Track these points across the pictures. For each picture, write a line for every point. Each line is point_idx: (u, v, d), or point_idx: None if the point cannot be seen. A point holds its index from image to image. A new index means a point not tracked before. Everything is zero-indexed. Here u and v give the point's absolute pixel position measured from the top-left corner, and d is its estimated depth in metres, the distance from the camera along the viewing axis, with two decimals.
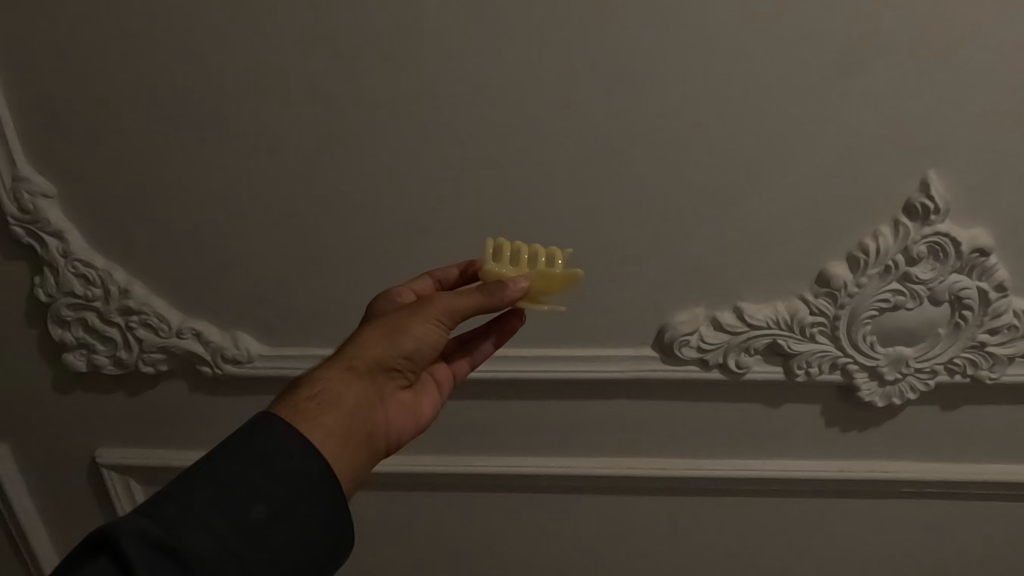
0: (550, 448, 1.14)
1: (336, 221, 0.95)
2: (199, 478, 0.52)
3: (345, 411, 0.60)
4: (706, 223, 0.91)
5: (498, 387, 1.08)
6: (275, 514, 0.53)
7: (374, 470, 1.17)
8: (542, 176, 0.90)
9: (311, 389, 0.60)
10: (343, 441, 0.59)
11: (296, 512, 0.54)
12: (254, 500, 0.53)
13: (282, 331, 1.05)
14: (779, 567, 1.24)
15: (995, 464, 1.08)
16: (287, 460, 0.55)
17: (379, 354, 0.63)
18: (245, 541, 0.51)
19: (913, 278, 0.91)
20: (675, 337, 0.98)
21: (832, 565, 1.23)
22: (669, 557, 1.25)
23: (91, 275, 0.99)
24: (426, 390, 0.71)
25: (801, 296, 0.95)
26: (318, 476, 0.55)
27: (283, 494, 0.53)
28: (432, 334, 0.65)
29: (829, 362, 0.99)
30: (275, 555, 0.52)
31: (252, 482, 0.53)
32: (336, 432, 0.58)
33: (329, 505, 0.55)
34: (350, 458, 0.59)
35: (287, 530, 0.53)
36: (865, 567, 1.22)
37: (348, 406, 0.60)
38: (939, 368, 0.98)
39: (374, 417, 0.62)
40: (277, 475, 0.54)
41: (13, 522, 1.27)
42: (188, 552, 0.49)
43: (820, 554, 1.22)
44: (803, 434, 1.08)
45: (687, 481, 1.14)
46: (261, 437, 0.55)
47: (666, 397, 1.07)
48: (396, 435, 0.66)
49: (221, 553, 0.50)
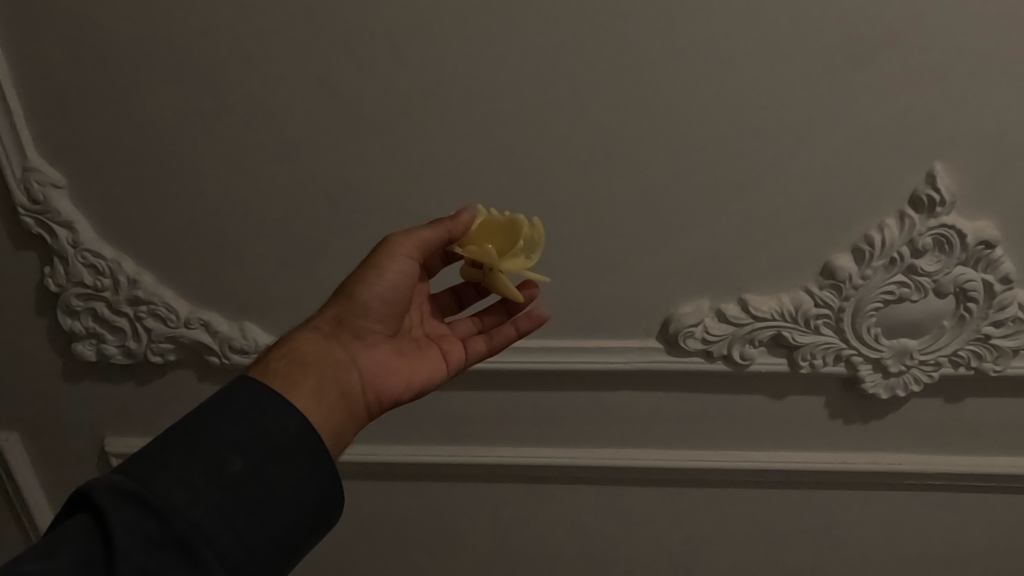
0: (555, 439, 1.14)
1: (344, 213, 0.95)
2: (176, 435, 0.52)
3: (314, 364, 0.63)
4: (712, 215, 0.92)
5: (504, 378, 1.09)
6: (256, 469, 0.52)
7: (380, 460, 1.18)
8: (549, 167, 0.90)
9: (282, 350, 0.64)
10: (314, 393, 0.60)
11: (278, 467, 0.52)
12: (232, 453, 0.51)
13: (289, 322, 1.05)
14: (783, 559, 1.25)
15: (998, 457, 1.09)
16: (267, 417, 0.54)
17: (340, 311, 0.68)
18: (225, 495, 0.50)
19: (918, 269, 0.91)
20: (680, 329, 0.98)
21: (836, 559, 1.24)
22: (673, 550, 1.25)
23: (100, 265, 1.00)
24: (413, 356, 0.73)
25: (806, 287, 0.96)
26: (297, 432, 0.54)
27: (262, 447, 0.53)
28: (393, 280, 0.68)
29: (833, 354, 0.99)
30: (258, 510, 0.51)
31: (231, 437, 0.52)
32: (306, 385, 0.60)
33: (311, 458, 0.54)
34: (323, 410, 0.60)
35: (268, 482, 0.52)
36: (869, 560, 1.23)
37: (315, 361, 0.63)
38: (943, 360, 0.99)
39: (346, 374, 0.65)
40: (257, 431, 0.53)
41: (23, 509, 1.29)
42: (164, 504, 0.47)
43: (824, 546, 1.23)
44: (807, 426, 1.09)
45: (690, 473, 1.14)
46: (241, 395, 0.55)
47: (671, 390, 1.07)
48: (376, 395, 0.68)
49: (199, 505, 0.48)
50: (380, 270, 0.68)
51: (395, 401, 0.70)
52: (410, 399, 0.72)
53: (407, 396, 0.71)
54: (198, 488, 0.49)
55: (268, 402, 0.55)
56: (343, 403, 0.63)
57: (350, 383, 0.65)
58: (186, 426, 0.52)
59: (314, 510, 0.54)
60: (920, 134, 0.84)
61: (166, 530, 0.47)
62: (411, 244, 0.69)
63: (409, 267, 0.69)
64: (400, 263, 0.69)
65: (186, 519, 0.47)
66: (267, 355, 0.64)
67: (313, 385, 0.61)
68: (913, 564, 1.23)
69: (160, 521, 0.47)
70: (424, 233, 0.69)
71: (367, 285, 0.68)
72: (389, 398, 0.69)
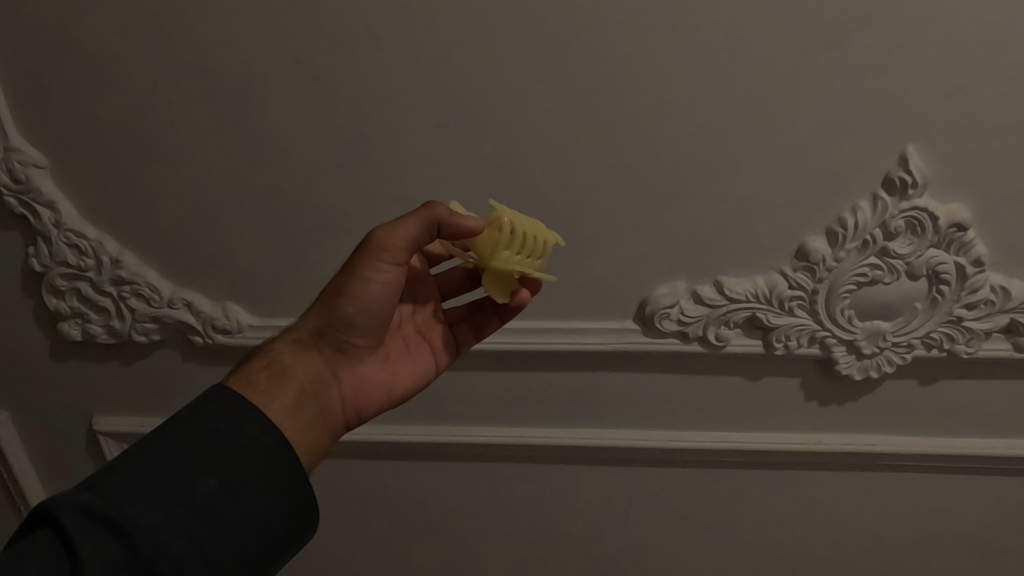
0: (535, 418, 1.16)
1: (322, 194, 0.96)
2: (145, 453, 0.52)
3: (295, 380, 0.65)
4: (687, 197, 0.93)
5: (484, 359, 1.10)
6: (228, 492, 0.53)
7: (364, 439, 1.20)
8: (524, 148, 0.91)
9: (265, 360, 0.67)
10: (292, 413, 0.62)
11: (251, 489, 0.54)
12: (204, 473, 0.52)
13: (271, 302, 1.07)
14: (760, 539, 1.27)
15: (971, 438, 1.10)
16: (240, 434, 0.55)
17: (323, 325, 0.69)
18: (194, 518, 0.50)
19: (890, 252, 0.92)
20: (655, 310, 0.99)
21: (814, 538, 1.26)
22: (654, 530, 1.27)
23: (83, 246, 1.01)
24: (400, 364, 0.76)
25: (780, 269, 0.97)
26: (274, 451, 0.56)
27: (235, 467, 0.54)
28: (372, 288, 0.68)
29: (807, 336, 1.00)
30: (227, 533, 0.52)
31: (203, 456, 0.53)
32: (284, 404, 0.62)
33: (286, 479, 0.56)
34: (301, 429, 0.63)
35: (238, 503, 0.53)
36: (846, 539, 1.25)
37: (296, 376, 0.66)
38: (916, 342, 1.00)
39: (326, 389, 0.68)
40: (229, 451, 0.54)
41: (14, 486, 1.31)
42: (130, 526, 0.48)
43: (801, 526, 1.25)
44: (783, 407, 1.10)
45: (668, 452, 1.16)
46: (214, 412, 0.56)
47: (649, 371, 1.09)
48: (356, 407, 0.71)
49: (168, 527, 0.49)
50: (361, 281, 0.67)
51: (375, 410, 0.73)
52: (391, 406, 0.75)
53: (387, 405, 0.74)
54: (167, 510, 0.50)
55: (241, 419, 0.56)
56: (323, 419, 0.66)
57: (329, 397, 0.68)
58: (159, 442, 0.53)
59: (284, 531, 0.55)
60: (892, 116, 0.85)
61: (133, 554, 0.47)
62: (392, 246, 0.66)
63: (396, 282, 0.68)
64: (388, 276, 0.67)
65: (153, 542, 0.48)
66: (249, 362, 0.67)
67: (294, 404, 0.63)
68: (889, 544, 1.25)
69: (126, 544, 0.47)
70: (406, 234, 0.66)
71: (350, 298, 0.68)
72: (368, 408, 0.72)
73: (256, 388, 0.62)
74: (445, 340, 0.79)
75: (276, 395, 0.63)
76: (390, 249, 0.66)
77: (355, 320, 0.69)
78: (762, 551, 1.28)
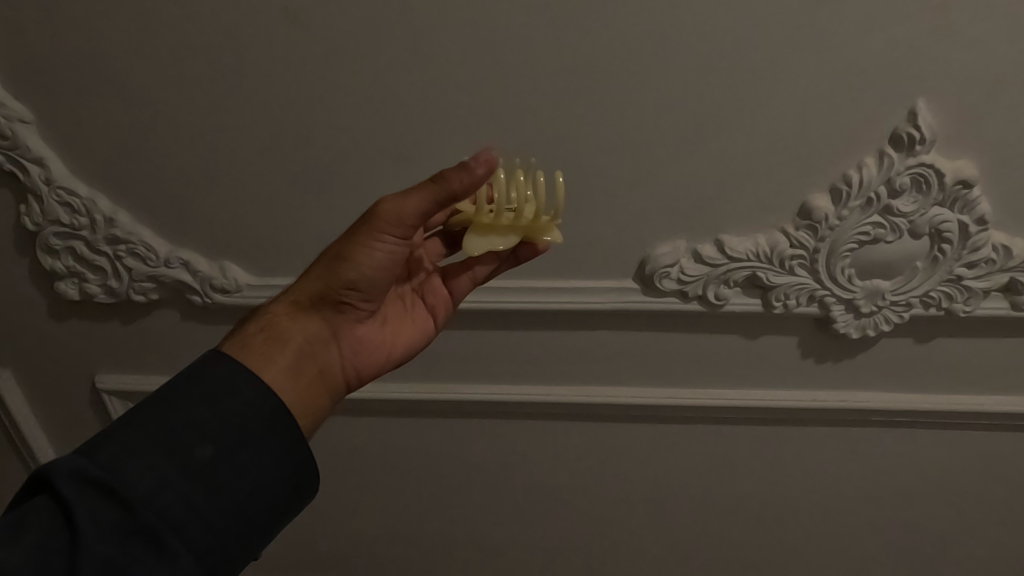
0: (535, 376, 1.17)
1: (318, 151, 0.94)
2: (141, 417, 0.52)
3: (295, 346, 0.65)
4: (691, 152, 0.91)
5: (485, 318, 1.10)
6: (225, 457, 0.53)
7: (366, 396, 1.22)
8: (526, 102, 0.88)
9: (261, 324, 0.66)
10: (290, 379, 0.62)
11: (249, 456, 0.54)
12: (201, 439, 0.53)
13: (269, 261, 1.06)
14: (753, 492, 1.30)
15: (964, 395, 1.12)
16: (235, 398, 0.56)
17: (322, 289, 0.68)
18: (192, 483, 0.51)
19: (894, 210, 0.91)
20: (656, 269, 0.99)
21: (805, 491, 1.29)
22: (652, 484, 1.30)
23: (75, 204, 1.00)
24: (398, 325, 0.77)
25: (782, 228, 0.96)
26: (269, 415, 0.56)
27: (231, 433, 0.54)
28: (375, 255, 0.67)
29: (806, 295, 1.00)
30: (225, 498, 0.52)
31: (199, 422, 0.53)
32: (283, 369, 0.62)
33: (282, 443, 0.56)
34: (302, 393, 0.63)
35: (234, 468, 0.53)
36: (841, 491, 1.28)
37: (295, 340, 0.65)
38: (914, 301, 1.00)
39: (326, 351, 0.68)
40: (225, 416, 0.54)
41: (22, 442, 1.34)
42: (128, 493, 0.48)
43: (793, 480, 1.28)
44: (780, 365, 1.11)
45: (665, 409, 1.18)
46: (210, 378, 0.56)
47: (649, 329, 1.09)
48: (358, 369, 0.72)
49: (165, 491, 0.49)
50: (364, 249, 0.66)
51: (375, 371, 0.73)
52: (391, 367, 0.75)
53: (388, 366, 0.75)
54: (164, 478, 0.50)
55: (232, 387, 0.56)
56: (323, 382, 0.66)
57: (328, 362, 0.68)
58: (155, 407, 0.53)
59: (284, 494, 0.56)
60: (905, 69, 0.82)
61: (133, 520, 0.48)
62: (398, 217, 0.65)
63: (396, 245, 0.67)
64: (392, 245, 0.67)
65: (151, 507, 0.49)
66: (247, 325, 0.66)
67: (293, 369, 0.63)
68: (878, 497, 1.28)
69: (125, 509, 0.48)
70: (416, 209, 0.64)
71: (353, 264, 0.67)
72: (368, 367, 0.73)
73: (253, 354, 0.62)
74: (439, 297, 0.80)
75: (271, 358, 0.62)
76: (397, 220, 0.65)
77: (356, 284, 0.68)
78: (755, 504, 1.32)
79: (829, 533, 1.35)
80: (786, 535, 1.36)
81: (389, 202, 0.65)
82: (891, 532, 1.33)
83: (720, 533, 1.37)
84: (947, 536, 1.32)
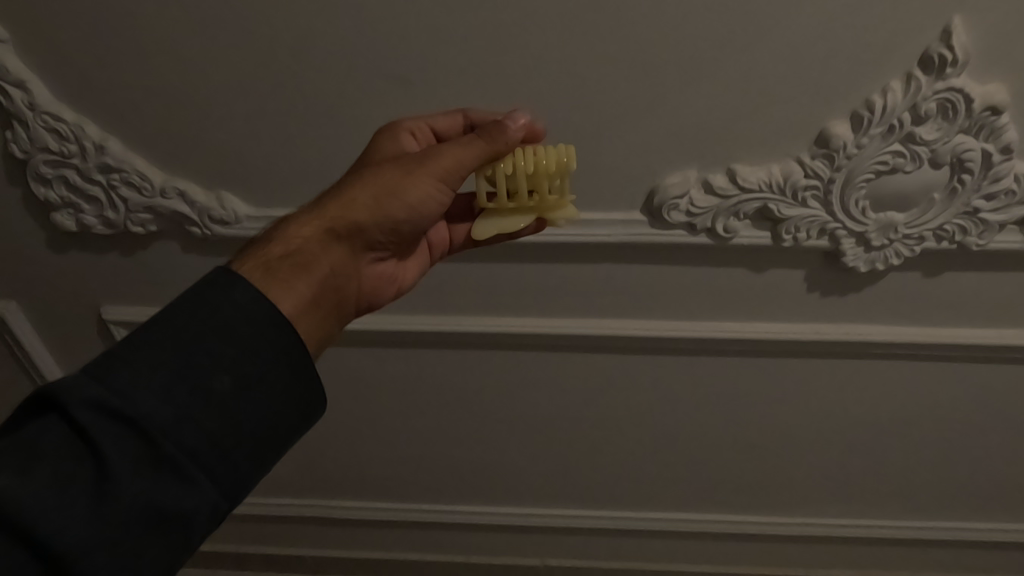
0: (539, 309, 1.17)
1: (313, 73, 0.89)
2: (153, 346, 0.52)
3: (327, 276, 0.64)
4: (707, 74, 0.86)
5: (489, 249, 1.09)
6: (241, 388, 0.53)
7: (371, 327, 1.22)
8: (532, 19, 0.83)
9: (290, 249, 0.63)
10: (323, 311, 0.63)
11: (261, 388, 0.55)
12: (217, 371, 0.53)
13: (266, 192, 1.03)
14: (750, 421, 1.34)
15: (967, 329, 1.12)
16: (249, 331, 0.55)
17: (358, 222, 0.68)
18: (209, 414, 0.51)
19: (916, 138, 0.87)
20: (665, 200, 0.96)
21: (801, 420, 1.33)
22: (653, 413, 1.34)
23: (63, 130, 0.96)
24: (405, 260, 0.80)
25: (797, 157, 0.92)
26: (286, 348, 0.56)
27: (246, 365, 0.54)
28: (422, 199, 0.70)
29: (818, 227, 0.98)
30: (240, 427, 0.53)
31: (214, 354, 0.53)
32: (319, 301, 0.63)
33: (296, 374, 0.57)
34: (331, 323, 0.65)
35: (251, 400, 0.54)
36: (838, 420, 1.31)
37: (326, 271, 0.65)
38: (928, 234, 0.98)
39: (351, 282, 0.69)
40: (237, 349, 0.54)
41: (36, 369, 1.37)
42: (149, 424, 0.49)
43: (790, 410, 1.31)
44: (785, 298, 1.11)
45: (668, 341, 1.19)
46: (222, 307, 0.55)
47: (656, 262, 1.08)
48: (369, 300, 0.74)
49: (185, 422, 0.50)
50: (410, 192, 0.69)
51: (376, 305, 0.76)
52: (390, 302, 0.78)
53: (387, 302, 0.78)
54: (177, 411, 0.50)
55: (235, 322, 0.55)
56: (344, 313, 0.67)
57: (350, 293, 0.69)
58: (166, 335, 0.53)
59: (296, 421, 0.57)
60: None
61: (154, 450, 0.49)
62: (451, 168, 0.70)
63: (440, 189, 0.71)
64: (436, 193, 0.71)
65: (171, 438, 0.49)
66: (273, 249, 0.63)
67: (325, 301, 0.63)
68: (872, 427, 1.32)
69: (146, 440, 0.49)
70: (471, 159, 0.70)
71: (397, 204, 0.69)
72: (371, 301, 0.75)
73: (292, 283, 0.61)
74: (440, 238, 0.85)
75: (305, 287, 0.61)
76: (454, 169, 0.70)
77: (393, 220, 0.69)
78: (752, 432, 1.36)
79: (823, 460, 1.40)
80: (781, 461, 1.41)
81: (444, 151, 0.70)
82: (883, 459, 1.37)
83: (718, 459, 1.42)
84: (937, 463, 1.37)
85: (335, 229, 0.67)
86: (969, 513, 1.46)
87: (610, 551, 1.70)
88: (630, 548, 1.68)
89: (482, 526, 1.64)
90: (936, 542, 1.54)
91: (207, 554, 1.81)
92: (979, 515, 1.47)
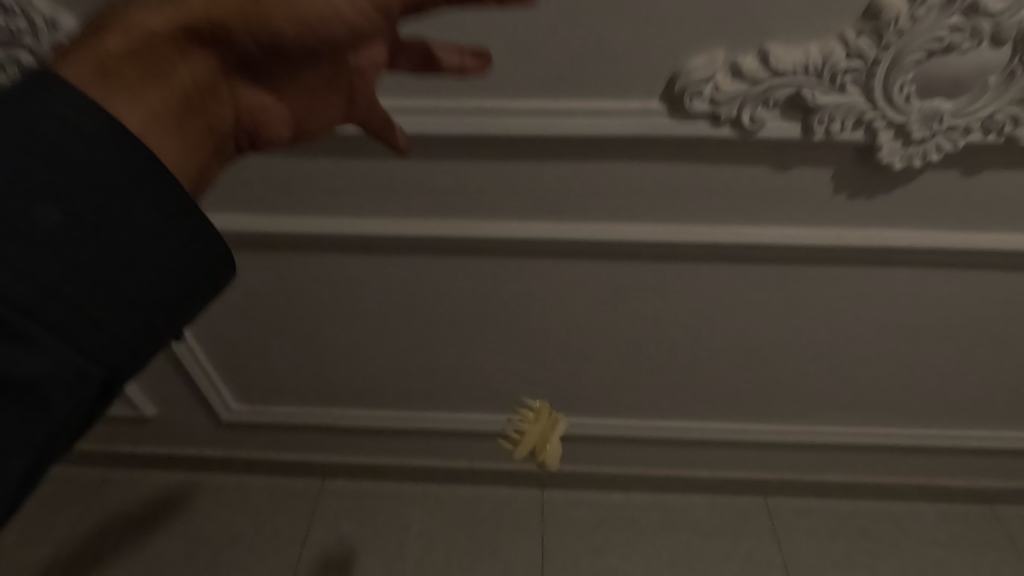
0: (544, 214, 1.10)
1: None
2: None
3: (175, 91, 0.47)
4: None
5: (490, 146, 1.01)
6: (80, 222, 0.38)
7: (364, 236, 1.15)
8: None
9: (130, 38, 0.46)
10: (170, 132, 0.46)
11: (107, 227, 0.39)
12: (39, 199, 0.37)
13: None
14: (758, 333, 1.31)
15: (998, 234, 1.06)
16: (84, 143, 0.39)
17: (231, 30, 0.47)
18: (31, 249, 0.36)
19: (982, 7, 0.77)
20: (687, 86, 0.87)
21: (811, 332, 1.30)
22: (662, 325, 1.30)
23: (9, 5, 0.90)
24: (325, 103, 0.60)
25: (841, 35, 0.81)
26: (133, 171, 0.40)
27: (84, 193, 0.38)
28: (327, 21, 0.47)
29: (854, 117, 0.89)
30: (74, 270, 0.38)
31: (28, 169, 0.37)
32: (160, 114, 0.46)
33: (158, 212, 0.41)
34: (189, 157, 0.48)
35: (100, 240, 0.39)
36: (851, 332, 1.28)
37: (177, 83, 0.47)
38: (975, 125, 0.88)
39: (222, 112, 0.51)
40: (73, 167, 0.38)
41: None
42: None
43: (800, 321, 1.27)
44: (809, 200, 1.03)
45: (681, 249, 1.12)
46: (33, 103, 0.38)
47: (674, 161, 1.00)
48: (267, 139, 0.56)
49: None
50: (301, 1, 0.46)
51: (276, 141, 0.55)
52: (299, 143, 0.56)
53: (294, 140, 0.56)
54: (3, 268, 0.35)
55: (70, 146, 0.38)
56: (212, 145, 0.51)
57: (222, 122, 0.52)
58: None
59: (194, 281, 0.44)
60: None
61: None
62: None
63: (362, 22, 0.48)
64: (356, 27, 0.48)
65: None
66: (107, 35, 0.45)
67: (171, 125, 0.46)
68: (883, 337, 1.29)
69: None
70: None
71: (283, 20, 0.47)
72: (268, 133, 0.54)
73: (116, 87, 0.44)
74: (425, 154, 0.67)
75: (144, 92, 0.45)
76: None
77: (281, 34, 0.48)
78: (759, 344, 1.33)
79: (830, 371, 1.38)
80: (788, 372, 1.40)
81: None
82: (890, 369, 1.37)
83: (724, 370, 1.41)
84: (943, 372, 1.36)
85: (197, 29, 0.47)
86: (964, 418, 1.49)
87: (610, 456, 1.75)
88: (630, 453, 1.73)
89: (486, 433, 1.67)
90: (928, 446, 1.59)
91: (217, 462, 1.85)
92: (973, 421, 1.50)
